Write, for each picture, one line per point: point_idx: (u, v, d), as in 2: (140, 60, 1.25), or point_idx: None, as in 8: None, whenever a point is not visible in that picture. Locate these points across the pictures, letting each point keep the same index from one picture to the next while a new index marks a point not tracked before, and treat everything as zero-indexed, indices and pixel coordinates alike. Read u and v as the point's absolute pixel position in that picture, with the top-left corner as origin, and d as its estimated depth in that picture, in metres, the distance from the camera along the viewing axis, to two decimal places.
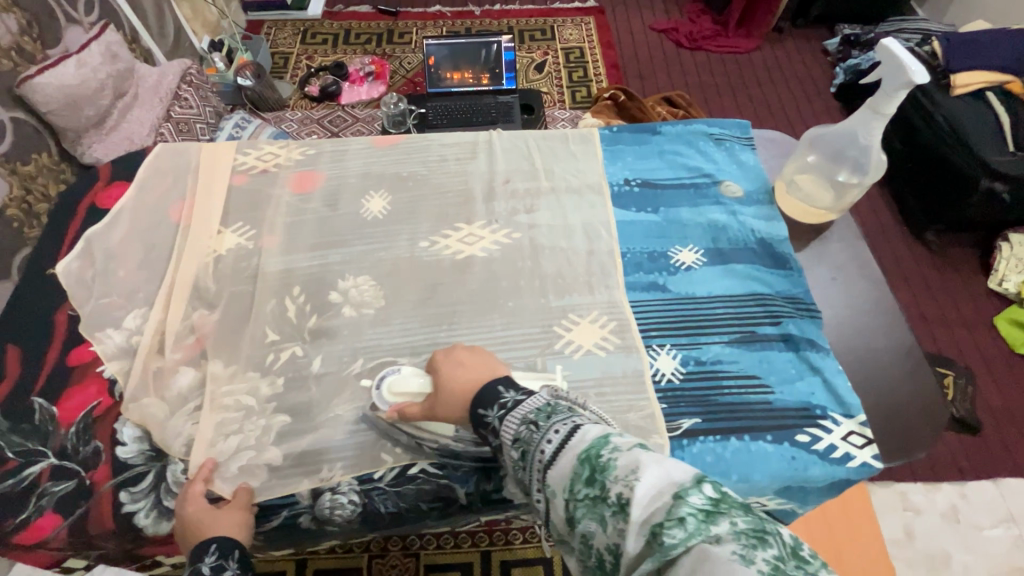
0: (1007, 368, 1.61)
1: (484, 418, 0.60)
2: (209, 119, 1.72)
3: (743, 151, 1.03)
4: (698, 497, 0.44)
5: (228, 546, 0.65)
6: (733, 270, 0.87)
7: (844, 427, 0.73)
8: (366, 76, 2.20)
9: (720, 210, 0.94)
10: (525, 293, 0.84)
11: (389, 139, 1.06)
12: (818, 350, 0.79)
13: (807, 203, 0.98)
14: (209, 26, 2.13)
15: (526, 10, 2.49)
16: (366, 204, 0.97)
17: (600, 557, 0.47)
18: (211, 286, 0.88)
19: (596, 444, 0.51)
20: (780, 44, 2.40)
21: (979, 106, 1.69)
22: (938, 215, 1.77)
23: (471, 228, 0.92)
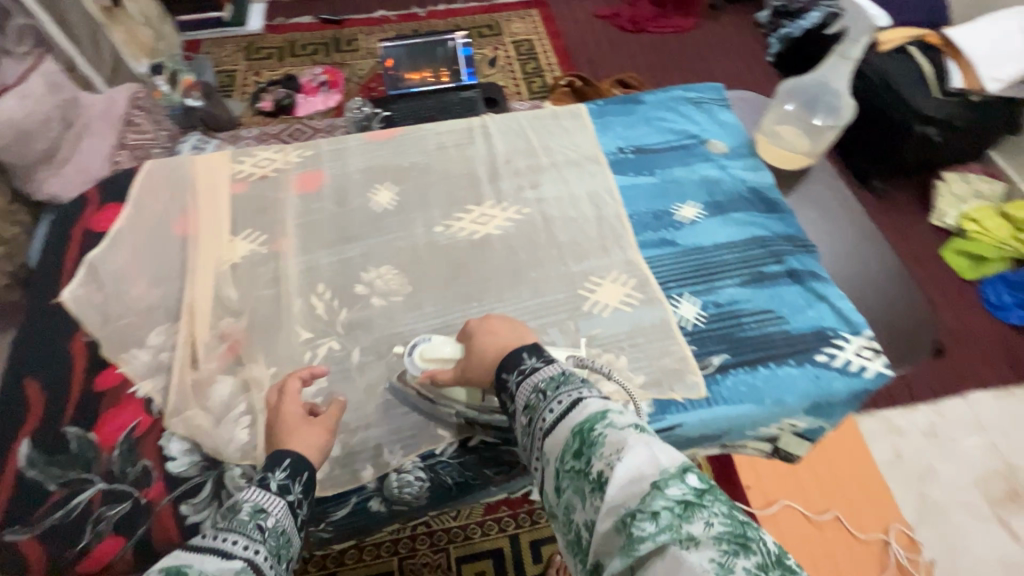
0: (958, 293, 1.77)
1: (504, 382, 0.66)
2: (165, 143, 1.64)
3: (721, 111, 1.10)
4: (676, 491, 0.47)
5: (301, 466, 0.63)
6: (732, 219, 0.93)
7: (855, 343, 0.79)
8: (320, 86, 2.17)
9: (710, 165, 1.00)
10: (547, 262, 0.87)
11: (385, 133, 1.06)
12: (820, 279, 0.86)
13: (790, 149, 1.07)
14: (146, 48, 2.05)
15: (470, 8, 2.52)
16: (372, 196, 0.97)
17: (578, 530, 0.54)
18: (234, 295, 0.87)
19: (590, 419, 0.56)
20: (717, 20, 2.53)
21: (902, 59, 1.81)
22: (881, 162, 1.92)
23: (482, 209, 0.95)
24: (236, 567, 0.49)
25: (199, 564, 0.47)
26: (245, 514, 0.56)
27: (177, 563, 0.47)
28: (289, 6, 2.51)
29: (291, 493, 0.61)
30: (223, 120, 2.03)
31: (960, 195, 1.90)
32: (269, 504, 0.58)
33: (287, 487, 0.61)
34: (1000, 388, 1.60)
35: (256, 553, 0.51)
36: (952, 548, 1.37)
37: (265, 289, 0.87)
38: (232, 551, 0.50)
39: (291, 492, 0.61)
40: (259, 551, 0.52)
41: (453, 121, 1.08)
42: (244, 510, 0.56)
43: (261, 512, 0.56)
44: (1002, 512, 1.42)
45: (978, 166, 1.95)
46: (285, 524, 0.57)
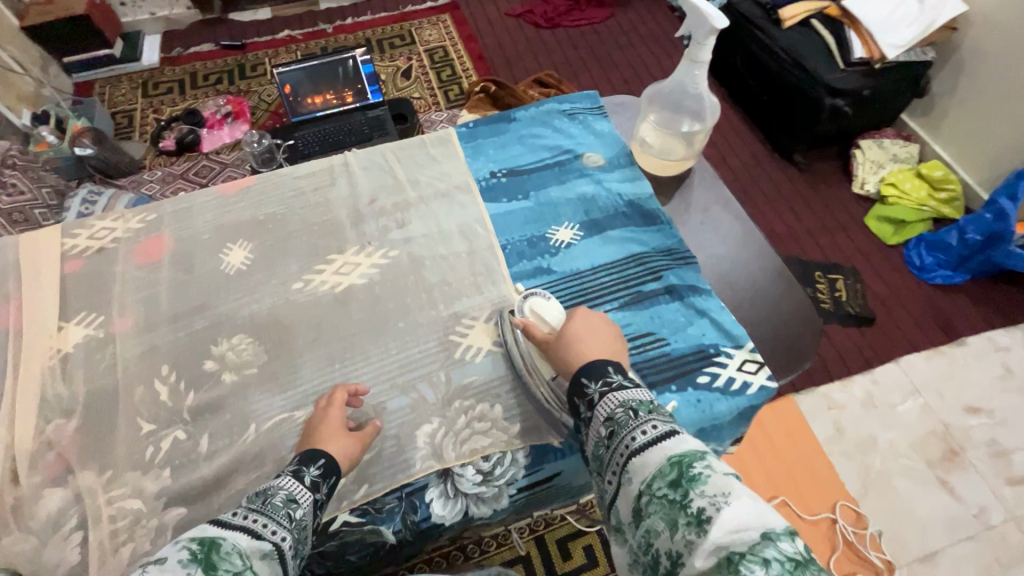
0: (884, 257, 1.80)
1: (587, 388, 0.72)
2: (50, 202, 1.56)
3: (596, 121, 1.17)
4: (787, 546, 0.51)
5: (333, 469, 0.72)
6: (609, 237, 1.00)
7: (737, 357, 0.85)
8: (225, 118, 2.06)
9: (586, 181, 1.07)
10: (413, 309, 0.92)
11: (235, 185, 1.08)
12: (699, 293, 0.93)
13: (663, 157, 1.10)
14: (26, 98, 1.89)
15: (380, 19, 2.44)
16: (225, 256, 0.99)
17: (655, 554, 0.58)
18: (63, 391, 0.87)
19: (691, 454, 0.61)
20: (631, 7, 2.51)
21: (808, 34, 1.83)
22: (799, 137, 1.92)
23: (345, 257, 0.98)
24: (263, 549, 0.59)
25: (232, 541, 0.58)
26: (279, 501, 0.65)
27: (214, 535, 0.58)
28: (186, 35, 2.38)
29: (319, 490, 0.70)
30: (124, 164, 1.90)
31: (877, 161, 1.91)
32: (300, 496, 0.67)
33: (317, 484, 0.70)
34: (930, 348, 1.63)
35: (281, 539, 0.62)
36: (897, 515, 1.38)
37: (104, 379, 0.87)
38: (261, 532, 0.61)
39: (319, 491, 0.69)
40: (284, 538, 0.62)
41: (313, 161, 1.11)
42: (278, 496, 0.66)
43: (291, 503, 0.66)
44: (942, 473, 1.44)
45: (892, 131, 1.98)
46: (308, 519, 0.67)
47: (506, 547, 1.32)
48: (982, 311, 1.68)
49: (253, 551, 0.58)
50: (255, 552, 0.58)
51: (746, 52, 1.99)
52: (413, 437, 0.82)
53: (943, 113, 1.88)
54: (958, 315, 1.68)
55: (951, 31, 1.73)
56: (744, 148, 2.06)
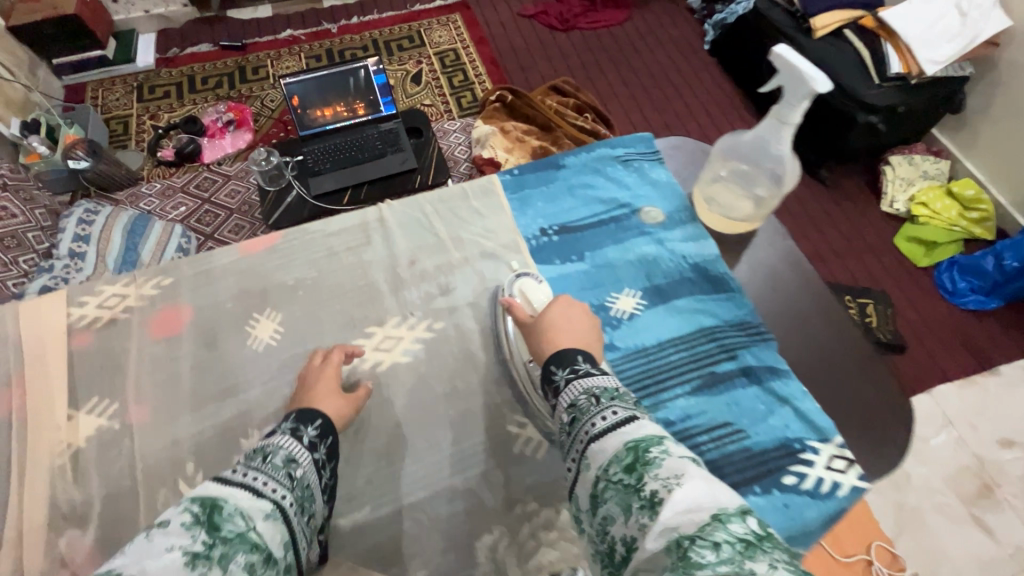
0: (914, 281, 1.74)
1: (555, 374, 0.76)
2: (45, 223, 1.47)
3: (652, 168, 1.13)
4: (737, 526, 0.50)
5: (329, 430, 0.75)
6: (675, 307, 0.96)
7: (824, 453, 0.83)
8: (226, 126, 1.96)
9: (646, 241, 1.03)
10: (463, 395, 0.90)
11: (258, 243, 1.02)
12: (779, 376, 0.89)
13: (723, 214, 1.04)
14: (14, 105, 1.78)
15: (387, 19, 2.33)
16: (251, 329, 0.94)
17: (612, 542, 0.58)
18: (75, 496, 0.81)
19: (648, 440, 0.62)
20: (649, 8, 2.41)
21: (840, 45, 1.75)
22: (827, 152, 1.85)
23: (385, 329, 0.94)
24: (266, 509, 0.59)
25: (232, 500, 0.56)
26: (279, 461, 0.66)
27: (215, 496, 0.56)
28: (182, 33, 2.26)
29: (317, 450, 0.72)
30: (121, 176, 1.78)
31: (907, 179, 1.85)
32: (298, 456, 0.69)
33: (315, 444, 0.72)
34: (964, 379, 1.58)
35: (281, 496, 0.62)
36: (934, 557, 1.35)
37: (125, 478, 0.82)
38: (262, 490, 0.60)
39: (317, 451, 0.72)
40: (285, 496, 0.62)
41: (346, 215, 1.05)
42: (278, 455, 0.66)
43: (290, 462, 0.67)
44: (977, 510, 1.40)
45: (923, 146, 1.91)
46: (309, 478, 0.68)
47: None
48: (1015, 337, 1.63)
49: (255, 511, 0.58)
50: (256, 511, 0.57)
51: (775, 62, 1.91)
52: (473, 552, 0.80)
53: (977, 129, 1.81)
54: (992, 343, 1.63)
55: (994, 46, 1.66)
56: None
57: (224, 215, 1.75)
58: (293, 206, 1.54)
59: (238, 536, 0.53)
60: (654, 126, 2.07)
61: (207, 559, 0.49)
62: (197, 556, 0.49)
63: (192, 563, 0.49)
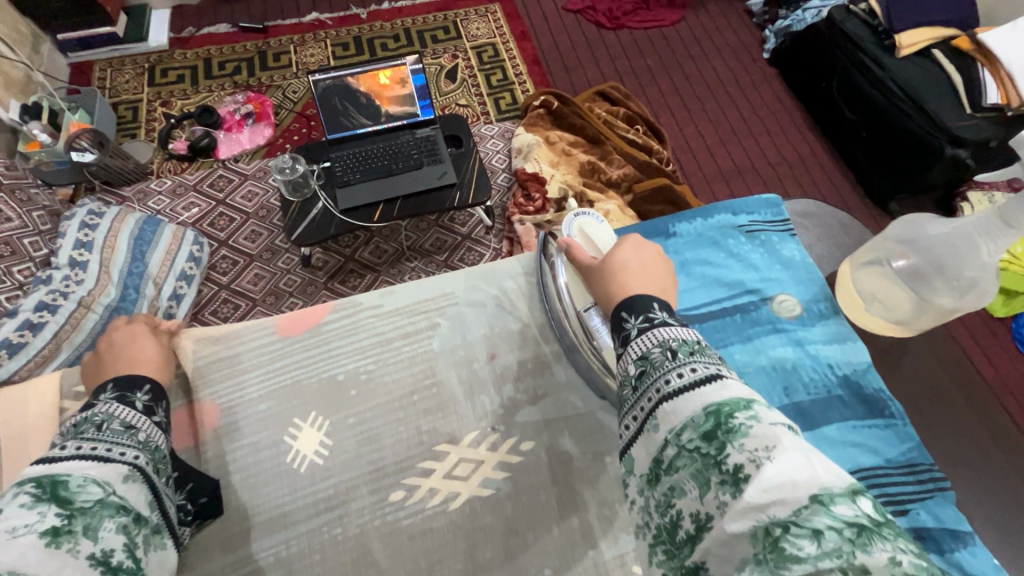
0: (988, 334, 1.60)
1: (625, 321, 0.61)
2: (43, 227, 1.31)
3: (783, 243, 0.94)
4: (846, 510, 0.37)
5: (162, 394, 0.68)
6: (824, 437, 0.77)
7: None
8: (245, 118, 1.79)
9: (782, 341, 0.83)
10: (554, 540, 0.71)
11: (299, 321, 0.85)
12: (963, 542, 0.70)
13: (886, 316, 0.92)
14: (14, 87, 1.64)
15: (421, 6, 2.15)
16: (291, 441, 0.76)
17: (678, 518, 0.46)
18: None
19: (733, 403, 0.47)
20: (704, 9, 2.22)
21: (928, 67, 1.58)
22: (903, 186, 1.68)
23: (459, 449, 0.76)
24: (122, 473, 0.56)
25: (77, 473, 0.53)
26: (117, 427, 0.60)
27: (53, 472, 0.52)
28: (198, 12, 2.08)
29: (154, 413, 0.66)
30: (129, 169, 1.64)
31: None
32: (136, 421, 0.63)
33: (151, 408, 0.66)
34: None
35: (135, 458, 0.58)
36: None
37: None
38: (110, 457, 0.56)
39: (155, 414, 0.66)
40: (137, 456, 0.59)
41: (416, 285, 0.89)
42: (113, 424, 0.60)
43: (130, 428, 0.61)
44: None
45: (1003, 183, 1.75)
46: (158, 440, 0.63)
47: None
48: None
49: (110, 477, 0.55)
50: (112, 477, 0.55)
51: (847, 80, 1.74)
52: None
53: None
54: None
55: None
56: (834, 193, 1.82)
57: (241, 219, 1.60)
58: (318, 220, 1.40)
59: (96, 504, 0.51)
60: (710, 143, 1.90)
61: (70, 534, 0.48)
62: (57, 532, 0.47)
63: (54, 541, 0.46)
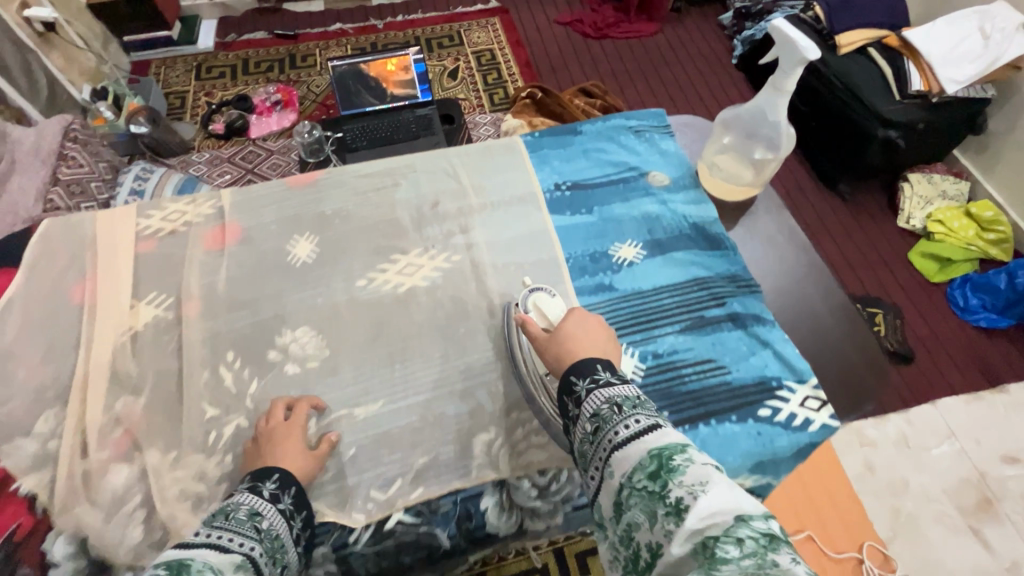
0: (925, 294, 1.76)
1: (575, 385, 0.70)
2: (105, 176, 1.59)
3: (663, 140, 1.12)
4: (761, 525, 0.49)
5: (290, 482, 0.69)
6: (673, 259, 0.94)
7: (799, 393, 0.81)
8: (274, 106, 2.10)
9: (651, 201, 1.02)
10: (473, 316, 0.88)
11: (304, 177, 1.03)
12: (764, 324, 0.87)
13: (729, 181, 1.06)
14: (87, 74, 1.97)
15: (430, 19, 2.47)
16: (291, 249, 0.95)
17: (637, 548, 0.56)
18: (132, 367, 0.84)
19: (671, 448, 0.58)
20: (680, 23, 2.50)
21: (863, 61, 1.81)
22: (846, 167, 1.89)
23: (408, 258, 0.94)
24: (236, 562, 0.55)
25: (200, 559, 0.52)
26: (243, 515, 0.61)
27: (179, 556, 0.51)
28: (241, 22, 2.43)
29: (280, 500, 0.67)
30: (175, 144, 1.94)
31: (925, 197, 1.87)
32: (263, 509, 0.64)
33: (277, 496, 0.67)
34: (969, 394, 1.58)
35: (251, 549, 0.57)
36: (926, 565, 1.33)
37: (169, 361, 0.84)
38: (230, 546, 0.56)
39: (280, 501, 0.67)
40: (254, 548, 0.58)
41: (371, 162, 1.07)
42: (240, 512, 0.61)
43: (256, 516, 0.62)
44: (974, 521, 1.39)
45: (943, 166, 1.93)
46: (277, 530, 0.63)
47: (524, 556, 1.31)
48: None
49: (224, 565, 0.53)
50: (227, 566, 0.53)
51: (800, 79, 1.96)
52: (470, 444, 0.80)
53: (997, 152, 1.83)
54: (1001, 362, 1.63)
55: (1015, 70, 1.67)
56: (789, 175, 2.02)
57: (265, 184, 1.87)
58: None
59: None
60: None
61: None
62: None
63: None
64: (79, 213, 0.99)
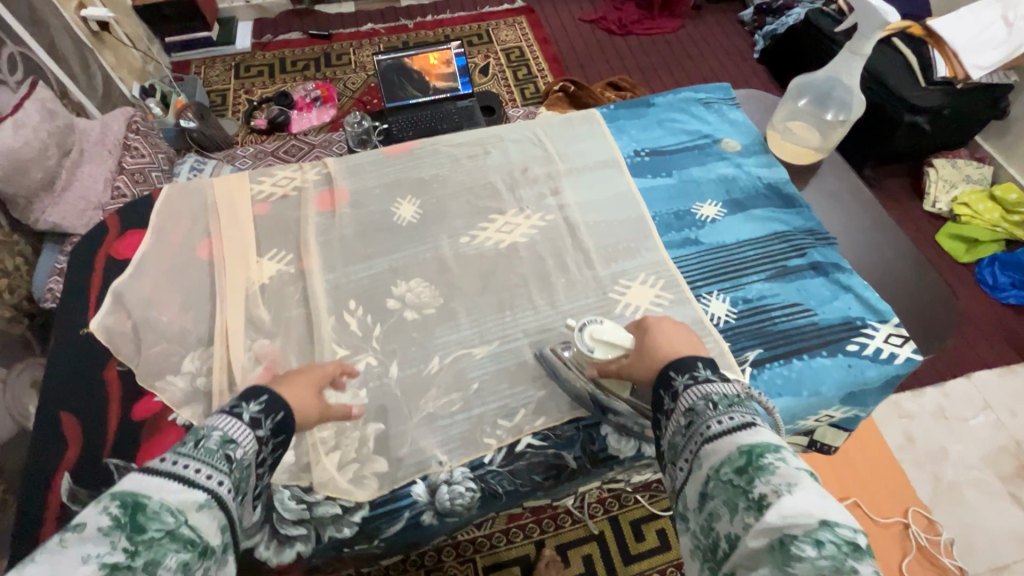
0: (954, 273, 1.81)
1: (672, 379, 0.67)
2: (163, 166, 1.64)
3: (730, 111, 1.19)
4: (846, 533, 0.48)
5: (277, 406, 0.65)
6: (752, 215, 1.01)
7: (883, 330, 0.86)
8: (313, 102, 2.17)
9: (726, 164, 1.09)
10: (576, 269, 0.94)
11: (400, 147, 1.11)
12: (844, 271, 0.93)
13: (799, 144, 1.17)
14: (135, 72, 2.04)
15: (459, 18, 2.54)
16: (395, 210, 1.02)
17: (716, 539, 0.55)
18: (265, 315, 0.89)
19: (764, 446, 0.56)
20: (701, 19, 2.57)
21: (888, 51, 1.86)
22: (871, 154, 1.95)
23: (505, 217, 1.01)
24: (199, 501, 0.51)
25: (158, 497, 0.49)
26: (215, 443, 0.57)
27: (138, 491, 0.48)
28: (276, 23, 2.50)
29: (260, 425, 0.62)
30: (219, 137, 2.00)
31: (951, 181, 1.93)
32: (238, 436, 0.59)
33: (258, 421, 0.62)
34: (1003, 367, 1.63)
35: (219, 485, 0.53)
36: (968, 529, 1.37)
37: (295, 309, 0.90)
38: (195, 480, 0.52)
39: (260, 427, 0.62)
40: (222, 483, 0.54)
41: (465, 133, 1.15)
42: (212, 440, 0.57)
43: (229, 443, 0.58)
44: (1014, 487, 1.43)
45: (966, 152, 1.99)
46: (249, 458, 0.59)
47: (579, 524, 1.35)
48: None
49: (187, 503, 0.50)
50: (188, 505, 0.50)
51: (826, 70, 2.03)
52: None
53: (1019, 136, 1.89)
54: None
55: None
56: None
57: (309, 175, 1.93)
58: None
59: (165, 537, 0.46)
60: None
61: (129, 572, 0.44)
62: (117, 568, 0.44)
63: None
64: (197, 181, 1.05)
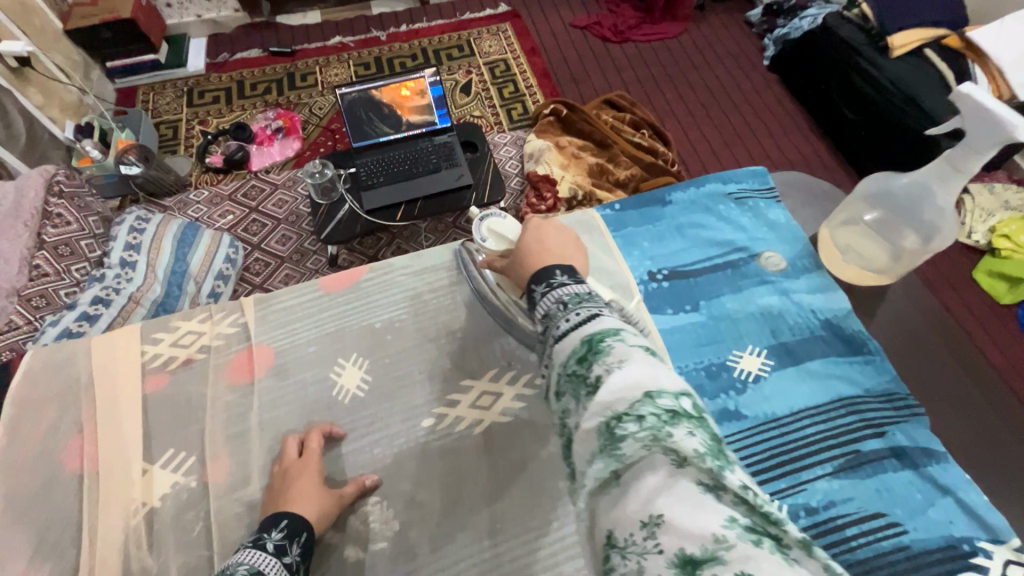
0: (994, 318, 1.63)
1: (533, 290, 0.65)
2: (97, 231, 1.42)
3: (769, 208, 1.09)
4: (667, 402, 0.46)
5: (299, 527, 0.69)
6: (809, 371, 0.89)
7: (999, 558, 0.73)
8: (275, 134, 1.94)
9: (769, 291, 0.97)
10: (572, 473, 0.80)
11: (341, 279, 0.97)
12: (935, 460, 0.81)
13: (864, 267, 1.06)
14: (69, 107, 1.80)
15: (436, 27, 2.28)
16: (336, 378, 0.88)
17: (566, 433, 0.53)
18: (151, 561, 0.74)
19: (605, 332, 0.55)
20: (704, 21, 2.33)
21: (921, 64, 1.67)
22: None
23: (482, 385, 0.87)
24: None
25: None
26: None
27: None
28: (233, 38, 2.25)
29: (287, 553, 0.66)
30: (170, 181, 1.75)
31: (988, 209, 1.72)
32: (265, 566, 0.63)
33: (283, 548, 0.67)
34: None
35: None
36: None
37: (200, 547, 0.75)
38: None
39: (287, 554, 0.66)
40: None
41: (440, 250, 1.02)
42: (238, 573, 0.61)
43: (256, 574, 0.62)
44: None
45: (1004, 175, 1.78)
46: None
47: None
48: None
49: None
50: None
51: (845, 82, 1.81)
52: None
53: None
54: None
55: None
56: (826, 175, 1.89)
57: (272, 225, 1.71)
58: (345, 221, 1.50)
59: None
60: (713, 145, 1.97)
61: None
62: None
63: None
64: (70, 347, 0.90)
